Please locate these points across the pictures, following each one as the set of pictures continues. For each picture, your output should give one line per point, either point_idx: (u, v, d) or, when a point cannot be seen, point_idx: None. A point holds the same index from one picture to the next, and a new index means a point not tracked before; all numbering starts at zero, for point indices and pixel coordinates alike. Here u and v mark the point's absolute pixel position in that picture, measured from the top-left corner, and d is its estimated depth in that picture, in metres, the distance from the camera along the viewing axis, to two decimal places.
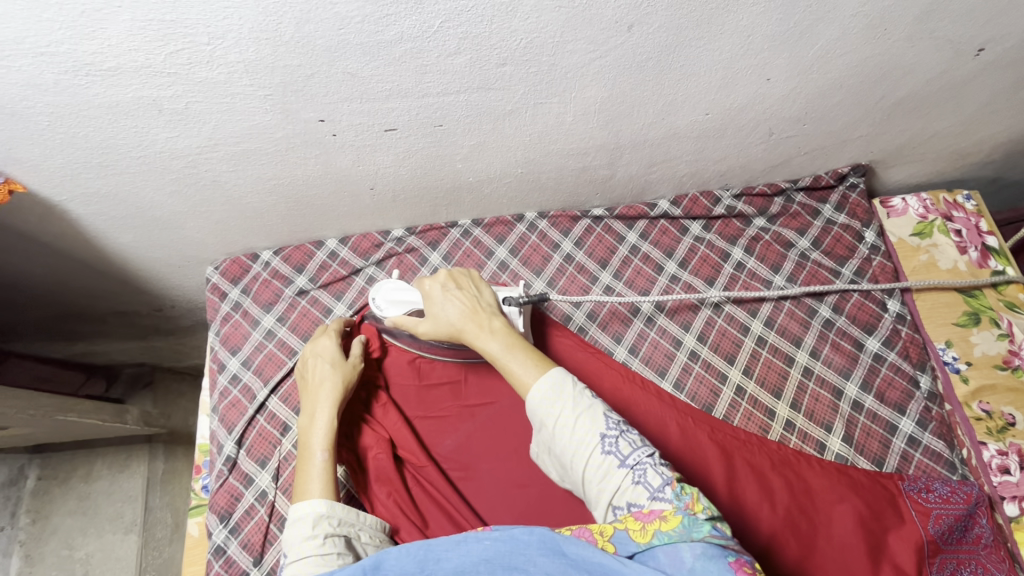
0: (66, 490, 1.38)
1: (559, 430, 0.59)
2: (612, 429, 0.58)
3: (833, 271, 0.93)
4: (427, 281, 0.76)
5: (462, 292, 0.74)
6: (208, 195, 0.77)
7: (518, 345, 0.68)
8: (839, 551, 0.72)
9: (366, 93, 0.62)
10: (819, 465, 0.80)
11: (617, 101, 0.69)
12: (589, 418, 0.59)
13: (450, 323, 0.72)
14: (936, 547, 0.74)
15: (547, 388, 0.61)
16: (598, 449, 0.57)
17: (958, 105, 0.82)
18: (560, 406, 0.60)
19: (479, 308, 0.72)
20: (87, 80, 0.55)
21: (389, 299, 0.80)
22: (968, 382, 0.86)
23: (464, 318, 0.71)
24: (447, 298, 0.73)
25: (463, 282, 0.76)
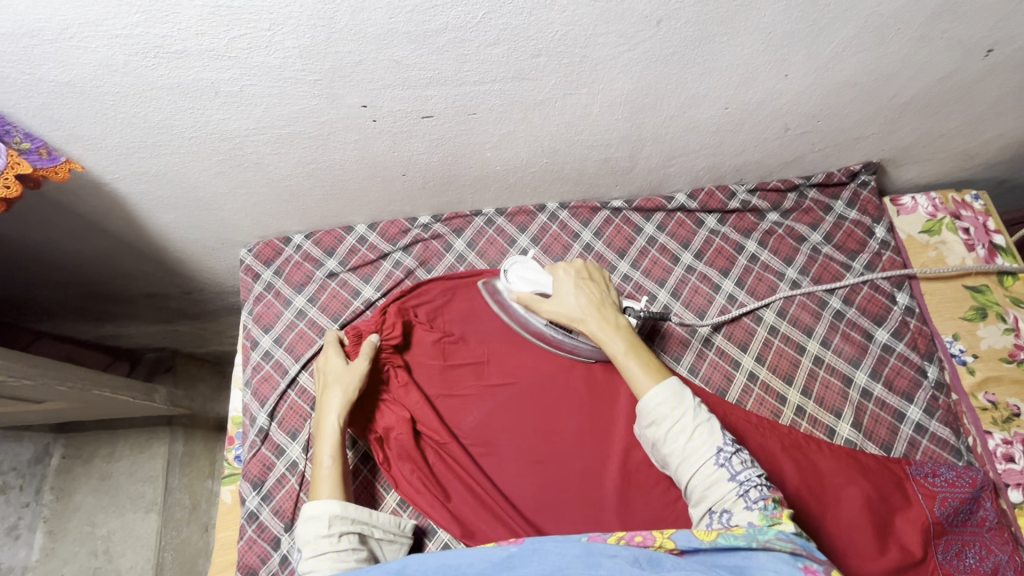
0: (90, 469, 1.42)
1: (672, 434, 0.63)
2: (727, 445, 0.62)
3: (844, 265, 0.96)
4: (562, 267, 0.81)
5: (591, 284, 0.79)
6: (250, 177, 0.81)
7: (639, 345, 0.72)
8: (847, 531, 0.75)
9: (408, 80, 0.66)
10: (829, 449, 0.83)
11: (642, 94, 0.73)
12: (706, 430, 0.63)
13: (573, 311, 0.76)
14: (940, 529, 0.77)
15: (666, 394, 0.65)
16: (711, 461, 0.61)
17: (967, 105, 0.85)
18: (679, 412, 0.63)
19: (604, 304, 0.77)
20: (154, 62, 0.59)
21: (520, 275, 0.83)
22: (975, 374, 0.89)
23: (590, 309, 0.76)
24: (578, 289, 0.78)
25: (590, 276, 0.81)
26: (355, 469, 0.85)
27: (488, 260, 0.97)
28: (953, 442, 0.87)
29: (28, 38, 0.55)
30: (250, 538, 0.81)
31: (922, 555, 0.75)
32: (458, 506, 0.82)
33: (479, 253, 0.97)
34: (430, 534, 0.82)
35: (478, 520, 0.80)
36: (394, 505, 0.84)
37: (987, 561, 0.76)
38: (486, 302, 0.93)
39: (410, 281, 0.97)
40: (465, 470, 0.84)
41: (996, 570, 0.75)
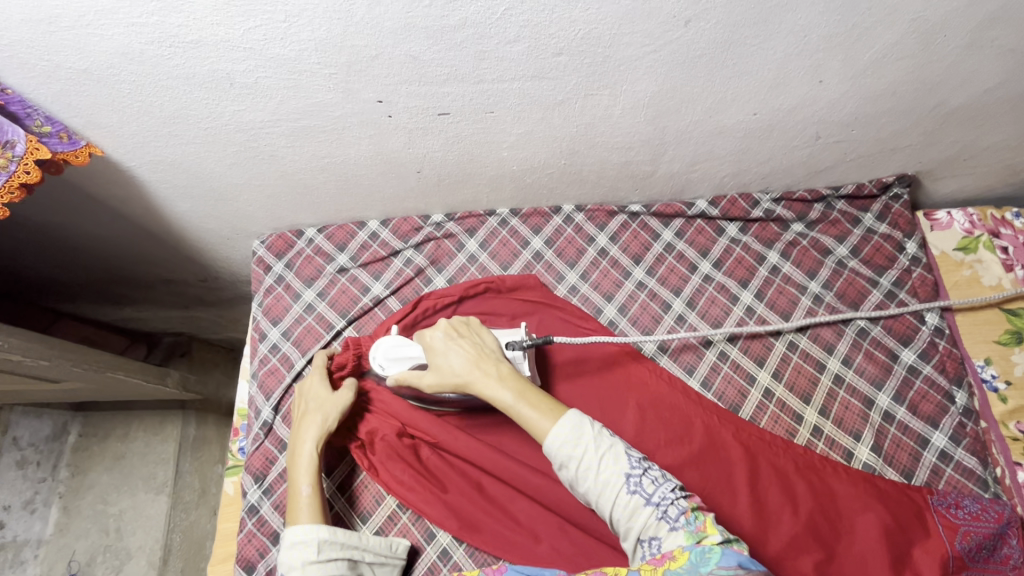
0: (104, 448, 1.44)
1: (581, 472, 0.62)
2: (636, 468, 0.62)
3: (870, 280, 0.92)
4: (429, 332, 0.77)
5: (465, 342, 0.75)
6: (265, 168, 0.81)
7: (529, 390, 0.70)
8: (861, 560, 0.73)
9: (425, 76, 0.64)
10: (845, 473, 0.80)
11: (667, 96, 0.70)
12: (612, 458, 0.63)
13: (458, 373, 0.73)
14: (961, 564, 0.74)
15: (566, 432, 0.64)
16: (625, 490, 0.61)
17: (1014, 119, 0.80)
18: (581, 449, 0.63)
19: (482, 356, 0.74)
20: (170, 51, 0.59)
21: (391, 356, 0.78)
22: (1006, 403, 0.85)
23: (470, 367, 0.73)
24: (449, 350, 0.74)
25: (462, 330, 0.77)
26: (350, 473, 0.83)
27: (500, 261, 0.95)
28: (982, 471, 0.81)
29: (46, 24, 0.55)
30: (250, 531, 0.81)
31: None
32: (455, 505, 0.80)
33: (492, 255, 0.96)
34: (429, 537, 0.80)
35: (480, 517, 0.80)
36: (394, 505, 0.82)
37: None
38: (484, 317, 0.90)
39: (420, 280, 0.95)
40: (459, 471, 0.83)
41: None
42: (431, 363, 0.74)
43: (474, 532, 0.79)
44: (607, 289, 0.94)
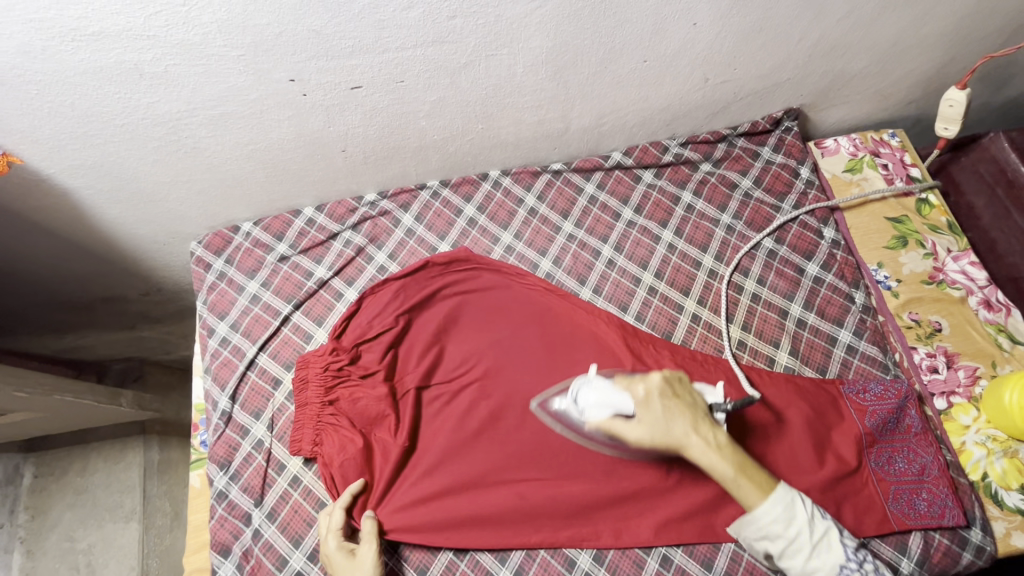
0: (64, 484, 1.38)
1: (792, 550, 0.70)
2: (850, 562, 0.70)
3: (773, 207, 1.02)
4: (643, 384, 0.75)
5: (682, 404, 0.74)
6: (189, 163, 0.82)
7: (744, 463, 0.71)
8: (789, 450, 0.83)
9: (331, 50, 0.69)
10: (769, 377, 0.87)
11: (562, 49, 0.77)
12: (825, 547, 0.71)
13: (671, 436, 0.72)
14: (872, 438, 0.84)
15: (779, 514, 0.70)
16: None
17: (868, 46, 0.91)
18: (797, 532, 0.70)
19: (699, 419, 0.73)
20: (73, 46, 0.61)
21: (593, 401, 0.76)
22: (898, 297, 0.96)
23: (688, 429, 0.72)
24: (669, 409, 0.73)
25: (678, 386, 0.76)
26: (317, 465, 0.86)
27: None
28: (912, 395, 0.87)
29: None
30: (221, 515, 0.83)
31: (857, 464, 0.82)
32: (417, 513, 0.81)
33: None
34: None
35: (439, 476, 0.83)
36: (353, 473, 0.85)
37: (913, 463, 0.84)
38: (422, 289, 0.91)
39: (362, 259, 0.98)
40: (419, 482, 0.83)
41: (921, 470, 0.83)
42: (644, 417, 0.73)
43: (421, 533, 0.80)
44: (540, 244, 0.99)
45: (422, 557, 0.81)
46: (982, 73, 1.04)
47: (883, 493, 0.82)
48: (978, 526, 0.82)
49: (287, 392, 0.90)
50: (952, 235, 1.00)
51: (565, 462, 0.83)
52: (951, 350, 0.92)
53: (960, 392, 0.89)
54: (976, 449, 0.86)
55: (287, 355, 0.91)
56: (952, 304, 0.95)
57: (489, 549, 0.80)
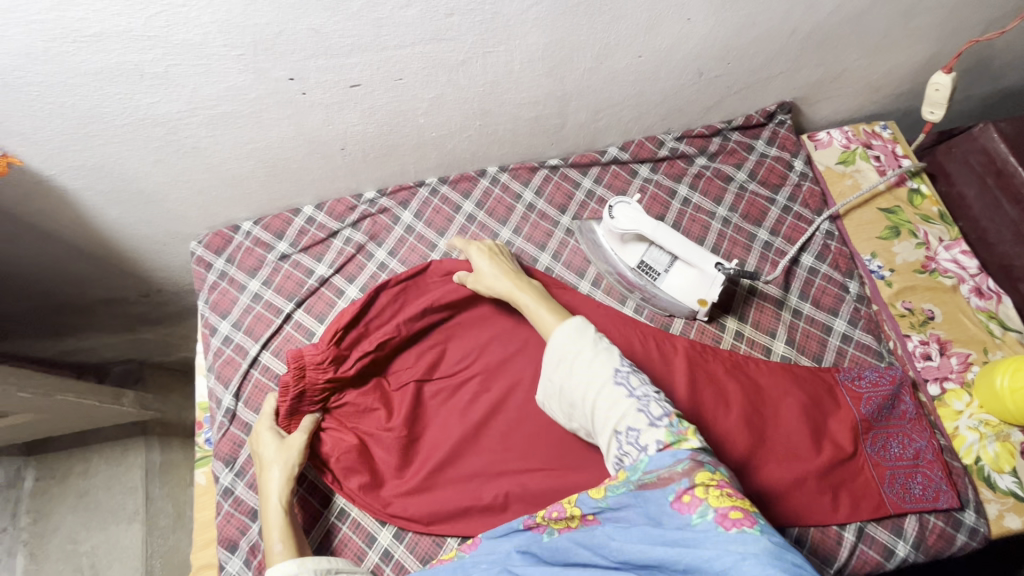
0: (66, 488, 1.38)
1: (563, 364, 0.71)
2: (625, 366, 0.68)
3: (768, 199, 1.03)
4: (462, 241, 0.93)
5: (501, 260, 0.89)
6: (190, 163, 0.83)
7: (551, 304, 0.81)
8: (788, 437, 0.84)
9: (330, 49, 0.69)
10: (766, 367, 0.88)
11: (558, 45, 0.79)
12: (603, 357, 0.69)
13: (495, 284, 0.85)
14: (867, 424, 0.86)
15: (567, 335, 0.73)
16: (610, 381, 0.67)
17: (859, 38, 0.93)
18: (581, 348, 0.70)
19: (512, 273, 0.86)
20: (73, 47, 0.61)
21: (625, 217, 0.90)
22: (892, 286, 0.97)
23: (503, 280, 0.85)
24: (492, 261, 0.88)
25: (500, 252, 0.90)
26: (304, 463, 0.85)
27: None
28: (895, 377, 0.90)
29: None
30: (227, 512, 0.84)
31: (853, 449, 0.84)
32: (424, 503, 0.82)
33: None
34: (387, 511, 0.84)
35: (438, 472, 0.84)
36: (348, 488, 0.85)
37: (908, 448, 0.85)
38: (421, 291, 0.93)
39: (362, 256, 0.98)
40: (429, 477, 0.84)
41: (916, 455, 0.85)
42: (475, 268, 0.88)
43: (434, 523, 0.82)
44: (539, 239, 1.00)
45: (427, 548, 0.82)
46: (969, 65, 1.06)
47: (879, 478, 0.84)
48: (972, 508, 0.84)
49: None
50: (944, 224, 1.03)
51: (567, 452, 0.83)
52: (944, 338, 0.94)
53: (954, 378, 0.91)
54: (970, 434, 0.88)
55: (290, 354, 0.92)
56: (945, 292, 0.97)
57: None
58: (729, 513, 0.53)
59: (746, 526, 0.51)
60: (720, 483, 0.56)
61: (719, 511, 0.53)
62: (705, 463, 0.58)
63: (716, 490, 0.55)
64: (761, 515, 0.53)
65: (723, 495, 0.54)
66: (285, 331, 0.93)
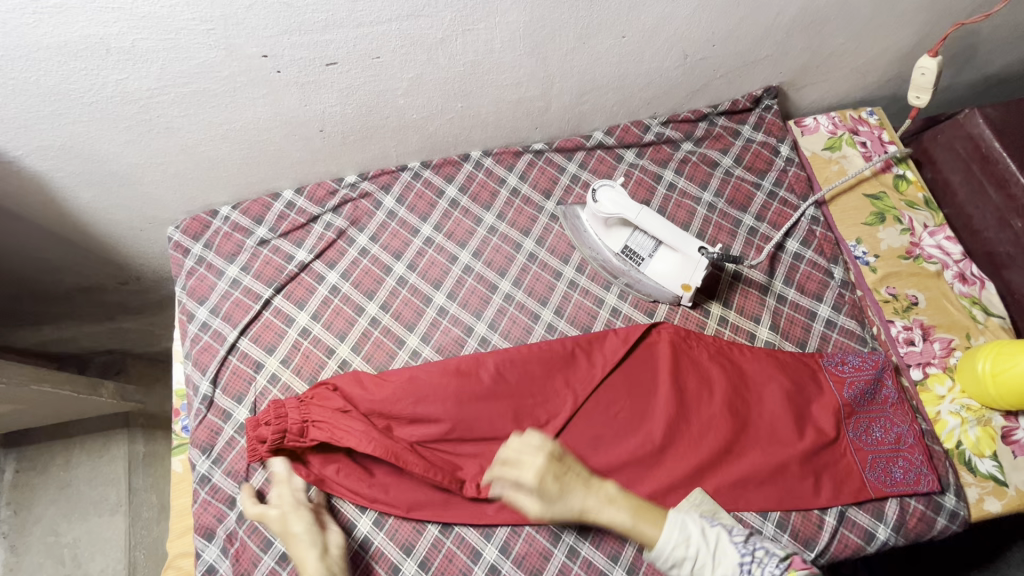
0: (47, 480, 1.36)
1: (698, 570, 0.67)
2: (745, 557, 0.67)
3: (754, 184, 1.02)
4: (516, 446, 0.74)
5: (575, 472, 0.73)
6: (163, 144, 0.81)
7: (643, 506, 0.71)
8: (770, 421, 0.84)
9: (304, 24, 0.68)
10: (751, 351, 0.89)
11: (538, 24, 0.77)
12: (721, 553, 0.67)
13: (569, 515, 0.71)
14: (849, 409, 0.86)
15: (675, 536, 0.67)
16: (735, 574, 0.66)
17: (844, 21, 0.92)
18: (694, 550, 0.67)
19: (589, 480, 0.73)
20: (35, 19, 0.60)
21: (611, 201, 0.89)
22: (876, 272, 0.97)
23: (585, 508, 0.72)
24: (564, 483, 0.72)
25: (564, 456, 0.74)
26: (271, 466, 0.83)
27: (431, 280, 0.95)
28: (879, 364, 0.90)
29: None
30: (204, 499, 0.82)
31: (835, 434, 0.84)
32: (404, 491, 0.81)
33: (394, 315, 0.93)
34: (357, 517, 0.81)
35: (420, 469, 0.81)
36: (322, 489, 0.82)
37: (890, 433, 0.85)
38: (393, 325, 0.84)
39: (343, 242, 0.97)
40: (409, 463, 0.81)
41: (897, 439, 0.85)
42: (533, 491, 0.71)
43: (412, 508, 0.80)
44: (523, 224, 0.99)
45: (409, 535, 0.80)
46: (955, 50, 1.05)
47: (861, 463, 0.84)
48: (952, 492, 0.84)
49: (269, 375, 0.89)
50: (928, 210, 1.02)
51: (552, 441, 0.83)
52: (927, 323, 0.94)
53: (936, 363, 0.91)
54: (951, 418, 0.88)
55: (269, 340, 0.91)
56: (929, 278, 0.97)
57: (475, 526, 0.81)
58: None
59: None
60: None
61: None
62: None
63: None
64: None
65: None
66: (264, 317, 0.91)
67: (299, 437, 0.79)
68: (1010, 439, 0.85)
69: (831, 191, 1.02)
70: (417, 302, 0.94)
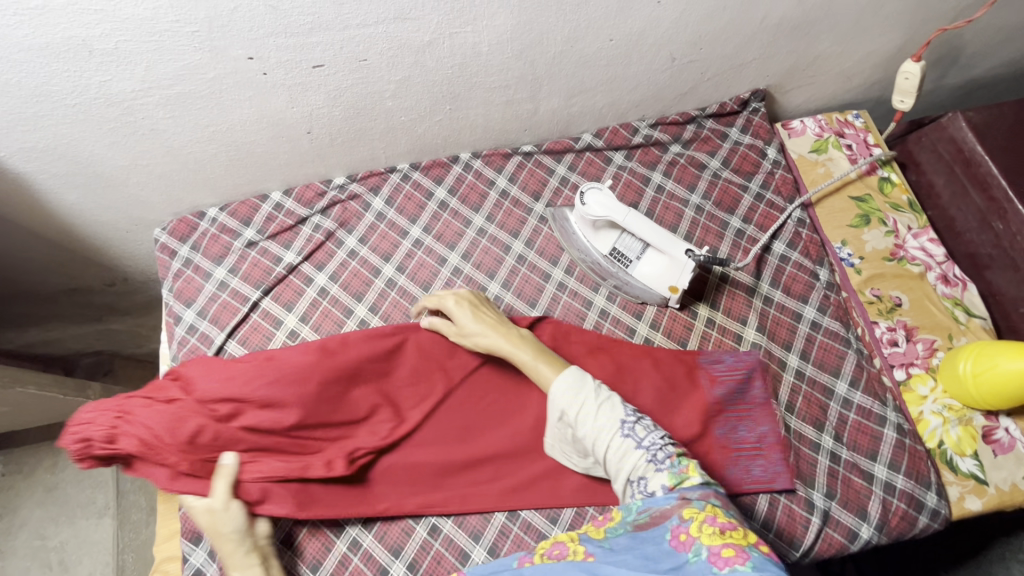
0: (32, 482, 1.35)
1: (580, 419, 0.66)
2: (630, 416, 0.66)
3: (741, 186, 1.03)
4: (450, 299, 0.83)
5: (485, 313, 0.82)
6: (149, 146, 0.80)
7: (544, 351, 0.77)
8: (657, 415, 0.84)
9: (290, 27, 0.68)
10: (628, 347, 0.88)
11: (526, 28, 0.78)
12: (608, 406, 0.67)
13: (477, 337, 0.80)
14: (720, 407, 0.86)
15: (567, 384, 0.68)
16: (618, 433, 0.65)
17: (829, 26, 0.93)
18: (582, 398, 0.67)
19: (503, 326, 0.80)
20: (16, 20, 0.59)
21: (597, 202, 0.89)
22: (861, 273, 0.98)
23: (490, 332, 0.79)
24: (476, 314, 0.81)
25: (480, 301, 0.84)
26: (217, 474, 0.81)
27: (420, 282, 0.95)
28: (862, 362, 0.93)
29: None
30: None
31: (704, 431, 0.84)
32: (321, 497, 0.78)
33: (382, 317, 0.93)
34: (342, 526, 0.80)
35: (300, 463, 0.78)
36: None
37: (754, 432, 0.86)
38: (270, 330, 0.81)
39: (332, 243, 0.96)
40: (257, 458, 0.77)
41: (760, 438, 0.85)
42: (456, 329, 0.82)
43: (263, 504, 0.75)
44: (512, 226, 0.99)
45: (397, 537, 0.80)
46: (939, 54, 1.06)
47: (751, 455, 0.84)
48: (934, 491, 0.85)
49: None
50: (912, 213, 1.04)
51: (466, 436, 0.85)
52: (910, 324, 0.95)
53: (919, 364, 0.93)
54: (933, 418, 0.89)
55: (257, 342, 0.90)
56: (912, 280, 0.98)
57: (463, 527, 0.81)
58: (721, 551, 0.52)
59: (737, 565, 0.50)
60: (710, 517, 0.55)
61: (711, 549, 0.52)
62: (693, 497, 0.58)
63: (709, 527, 0.54)
64: (759, 555, 0.51)
65: (714, 533, 0.53)
66: (252, 319, 0.91)
67: (109, 444, 0.73)
68: (988, 438, 0.87)
69: (817, 194, 1.03)
70: (406, 304, 0.94)
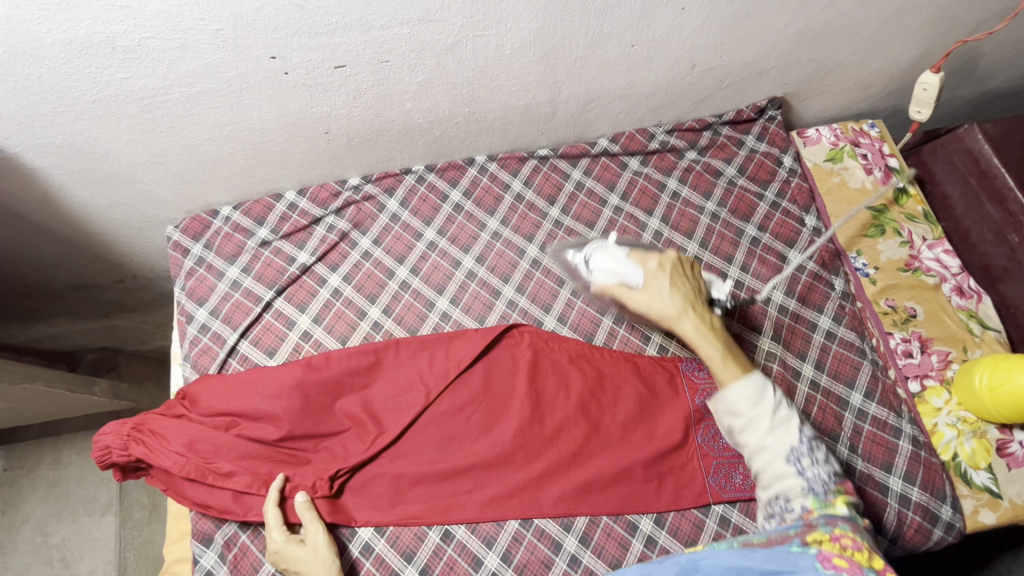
0: (35, 478, 1.34)
1: (748, 427, 0.68)
2: (802, 445, 0.67)
3: (757, 194, 1.03)
4: (653, 260, 0.76)
5: (685, 281, 0.76)
6: (166, 143, 0.80)
7: (732, 348, 0.72)
8: (635, 423, 0.86)
9: (314, 26, 0.67)
10: (610, 355, 0.89)
11: (549, 32, 0.77)
12: (784, 429, 0.67)
13: (667, 306, 0.73)
14: (699, 415, 0.87)
15: (745, 392, 0.68)
16: (784, 457, 0.66)
17: (849, 36, 0.93)
18: (757, 411, 0.67)
19: (696, 301, 0.74)
20: (40, 15, 0.58)
21: (604, 263, 0.80)
22: (875, 284, 0.98)
23: (680, 308, 0.73)
24: (673, 284, 0.74)
25: (684, 270, 0.77)
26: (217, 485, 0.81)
27: (434, 285, 0.94)
28: (877, 373, 0.92)
29: None
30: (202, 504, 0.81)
31: (682, 438, 0.85)
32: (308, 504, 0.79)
33: (396, 320, 0.92)
34: (353, 530, 0.80)
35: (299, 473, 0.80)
36: None
37: None
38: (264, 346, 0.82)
39: (346, 244, 0.96)
40: (247, 468, 0.78)
41: None
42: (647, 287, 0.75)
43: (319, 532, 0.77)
44: (527, 230, 0.98)
45: (409, 541, 0.80)
46: (955, 65, 1.06)
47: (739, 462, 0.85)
48: (948, 503, 0.85)
49: None
50: (927, 223, 1.04)
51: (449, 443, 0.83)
52: (925, 335, 0.95)
53: (933, 375, 0.93)
54: (948, 430, 0.89)
55: (269, 343, 0.90)
56: (927, 291, 0.98)
57: (476, 533, 0.80)
58: (834, 559, 0.54)
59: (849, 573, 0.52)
60: (836, 537, 0.58)
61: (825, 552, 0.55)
62: (821, 523, 0.60)
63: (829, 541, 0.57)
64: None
65: (835, 546, 0.56)
66: (265, 320, 0.90)
67: (127, 451, 0.77)
68: (1004, 452, 0.87)
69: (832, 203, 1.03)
70: (420, 306, 0.93)
